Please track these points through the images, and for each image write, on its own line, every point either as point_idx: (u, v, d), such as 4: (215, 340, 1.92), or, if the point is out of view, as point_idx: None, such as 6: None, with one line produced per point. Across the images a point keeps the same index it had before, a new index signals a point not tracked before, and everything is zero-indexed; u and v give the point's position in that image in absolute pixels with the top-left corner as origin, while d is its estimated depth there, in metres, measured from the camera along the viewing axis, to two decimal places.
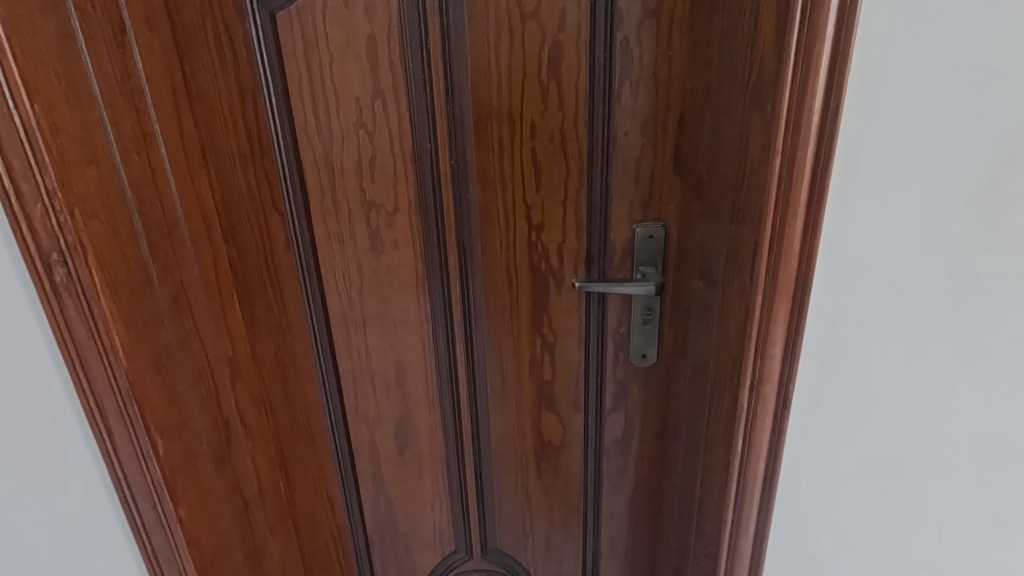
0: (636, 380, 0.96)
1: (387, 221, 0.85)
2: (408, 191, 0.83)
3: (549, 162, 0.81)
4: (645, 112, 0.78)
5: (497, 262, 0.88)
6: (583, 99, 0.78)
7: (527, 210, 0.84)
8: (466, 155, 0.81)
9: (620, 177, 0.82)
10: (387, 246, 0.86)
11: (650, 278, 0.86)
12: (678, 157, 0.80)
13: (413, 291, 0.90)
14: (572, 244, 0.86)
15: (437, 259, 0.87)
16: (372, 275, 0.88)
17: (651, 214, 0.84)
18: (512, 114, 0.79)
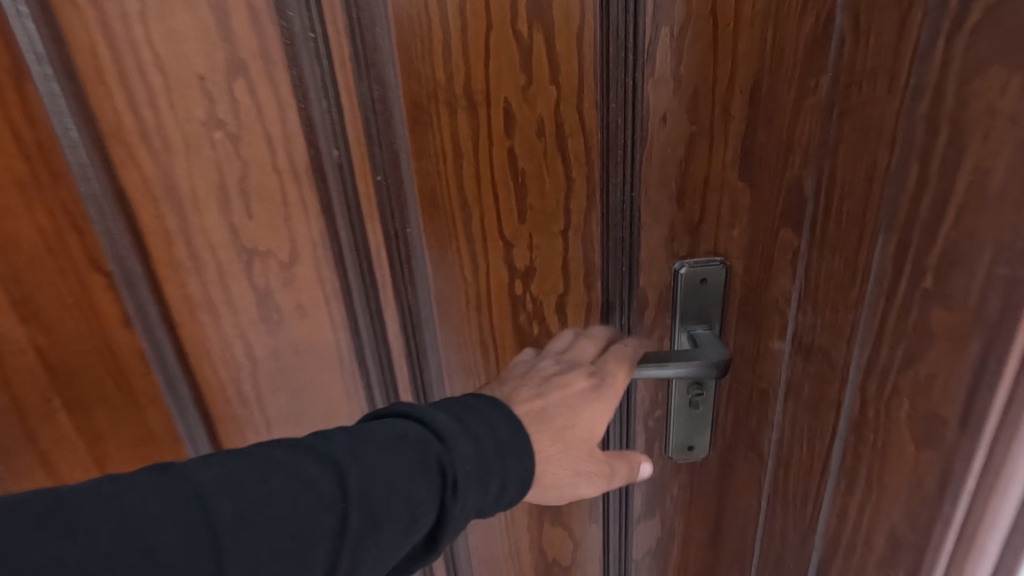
0: (679, 480, 0.65)
1: (283, 276, 0.53)
2: (312, 228, 0.51)
3: (536, 171, 0.50)
4: (694, 81, 0.47)
5: (463, 327, 0.56)
6: (591, 63, 0.46)
7: (507, 249, 0.53)
8: (399, 165, 0.49)
9: (654, 190, 0.50)
10: (288, 314, 0.55)
11: (711, 351, 0.52)
12: (748, 154, 0.49)
13: (338, 376, 0.58)
14: (579, 296, 0.55)
15: (371, 328, 0.56)
16: (270, 358, 0.57)
17: (702, 246, 0.53)
18: (471, 94, 0.47)
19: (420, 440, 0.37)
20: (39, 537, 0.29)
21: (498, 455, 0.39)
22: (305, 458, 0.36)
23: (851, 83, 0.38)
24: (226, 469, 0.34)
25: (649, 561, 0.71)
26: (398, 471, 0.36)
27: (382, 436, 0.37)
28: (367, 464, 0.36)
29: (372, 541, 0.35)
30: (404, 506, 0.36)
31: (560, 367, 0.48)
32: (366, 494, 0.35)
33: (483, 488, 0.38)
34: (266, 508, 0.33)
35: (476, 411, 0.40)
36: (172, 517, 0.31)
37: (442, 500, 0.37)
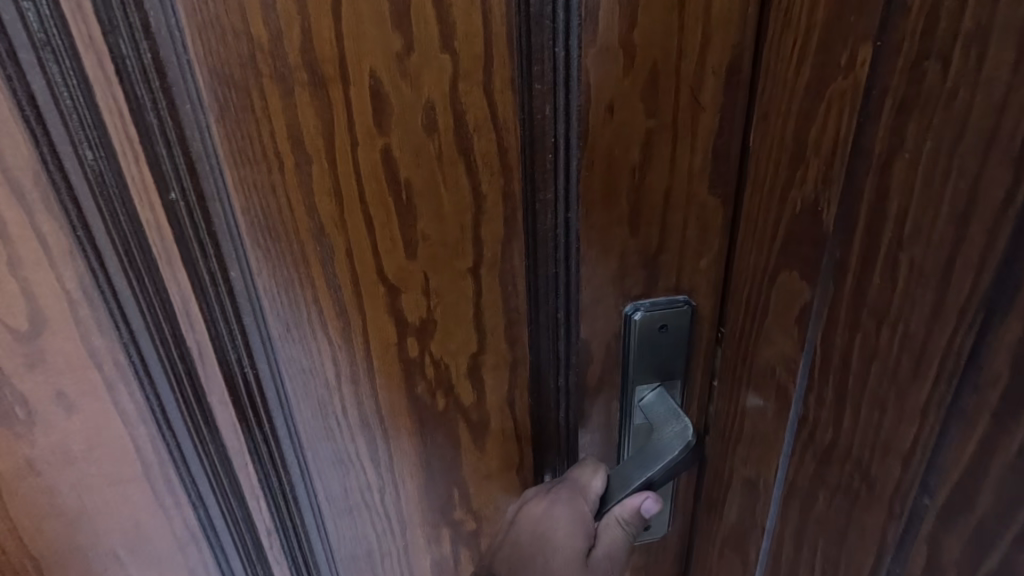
0: (635, 565, 0.51)
1: (23, 353, 0.33)
2: (66, 277, 0.31)
3: (428, 182, 0.33)
4: (652, 56, 0.32)
5: (335, 406, 0.39)
6: (504, 21, 0.30)
7: (393, 296, 0.36)
8: (205, 176, 0.31)
9: (595, 210, 0.36)
10: (44, 408, 0.35)
11: (673, 430, 0.41)
12: (718, 162, 0.36)
13: (147, 488, 0.39)
14: (500, 354, 0.40)
15: (192, 419, 0.37)
16: (26, 475, 0.36)
17: (662, 284, 0.39)
18: (314, 62, 0.29)
19: None
20: None
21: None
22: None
23: (925, 33, 0.23)
24: None
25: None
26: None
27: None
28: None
29: None
30: None
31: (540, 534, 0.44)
32: None
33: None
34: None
35: None
36: None
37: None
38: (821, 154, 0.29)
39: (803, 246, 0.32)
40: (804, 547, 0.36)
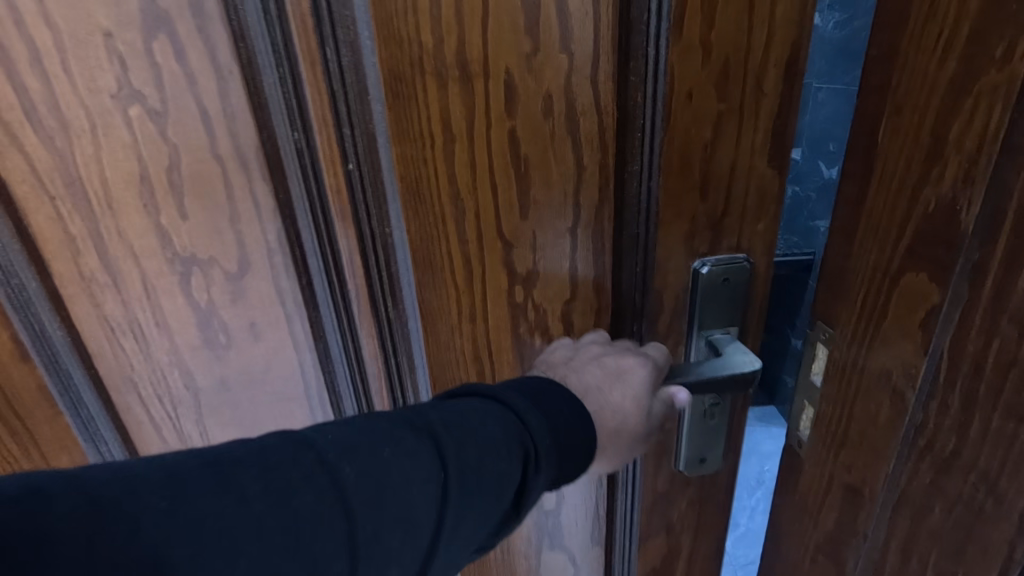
0: (688, 496, 0.59)
1: (228, 289, 0.42)
2: (267, 229, 0.41)
3: (542, 156, 0.41)
4: (727, 51, 0.40)
5: (454, 342, 0.48)
6: (610, 27, 0.38)
7: (505, 249, 0.45)
8: (375, 152, 0.39)
9: (675, 179, 0.43)
10: (237, 335, 0.44)
11: (739, 358, 0.47)
12: (777, 139, 0.43)
13: (304, 405, 0.49)
14: (588, 301, 0.48)
15: (343, 348, 0.47)
16: (216, 391, 0.46)
17: (726, 243, 0.47)
18: (464, 62, 0.38)
19: (503, 422, 0.37)
20: (198, 517, 0.28)
21: (581, 431, 0.40)
22: (390, 425, 0.34)
23: None
24: (343, 432, 0.34)
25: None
26: (490, 455, 0.35)
27: (483, 441, 0.35)
28: (456, 456, 0.34)
29: (468, 514, 0.35)
30: (493, 493, 0.35)
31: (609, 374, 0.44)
32: (462, 465, 0.34)
33: (563, 469, 0.39)
34: (360, 508, 0.31)
35: (550, 394, 0.40)
36: (309, 502, 0.30)
37: (535, 488, 0.38)
38: (962, 154, 0.32)
39: (935, 244, 0.34)
40: (932, 521, 0.38)
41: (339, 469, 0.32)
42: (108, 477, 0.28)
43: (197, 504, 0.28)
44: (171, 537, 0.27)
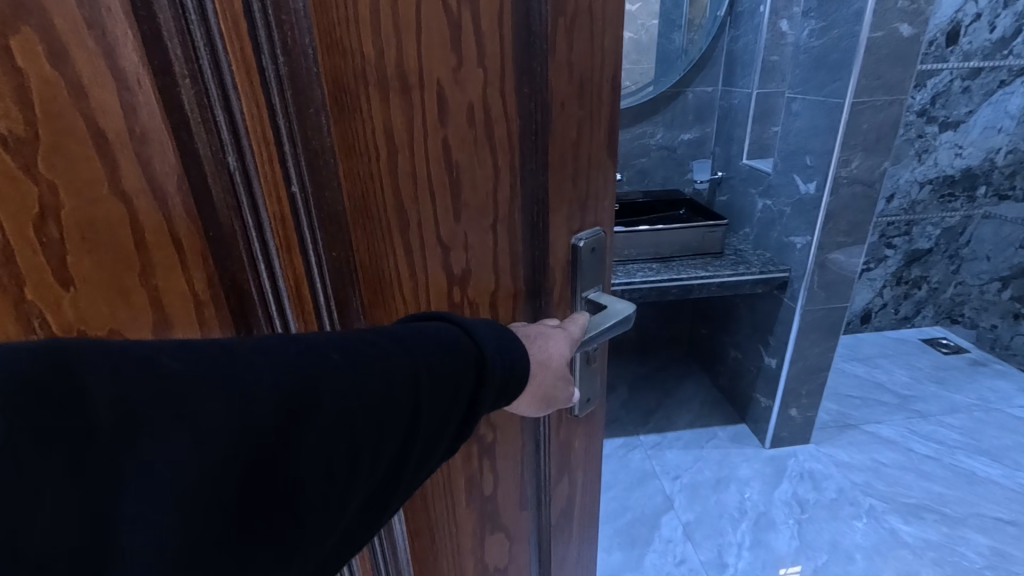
0: (579, 436, 0.69)
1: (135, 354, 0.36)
2: (196, 278, 0.37)
3: (468, 162, 0.44)
4: (582, 71, 0.48)
5: None
6: (511, 42, 0.43)
7: (444, 255, 0.47)
8: (316, 173, 0.39)
9: (556, 172, 0.50)
10: None
11: (616, 309, 0.57)
12: (613, 137, 0.54)
13: None
14: (509, 291, 0.52)
15: None
16: None
17: (589, 218, 0.56)
18: (403, 74, 0.39)
19: (452, 333, 0.45)
20: (199, 380, 0.33)
21: (518, 364, 0.47)
22: (385, 342, 0.42)
23: None
24: (335, 340, 0.40)
25: (559, 525, 0.72)
26: (444, 357, 0.43)
27: (447, 354, 0.44)
28: (430, 375, 0.42)
29: (431, 407, 0.42)
30: (450, 390, 0.43)
31: (533, 328, 0.52)
32: (426, 360, 0.42)
33: (506, 386, 0.47)
34: (350, 397, 0.38)
35: (487, 325, 0.48)
36: (299, 370, 0.37)
37: (482, 400, 0.45)
38: None
39: None
40: None
41: (331, 357, 0.38)
42: (149, 364, 0.32)
43: (207, 382, 0.33)
44: (189, 393, 0.32)
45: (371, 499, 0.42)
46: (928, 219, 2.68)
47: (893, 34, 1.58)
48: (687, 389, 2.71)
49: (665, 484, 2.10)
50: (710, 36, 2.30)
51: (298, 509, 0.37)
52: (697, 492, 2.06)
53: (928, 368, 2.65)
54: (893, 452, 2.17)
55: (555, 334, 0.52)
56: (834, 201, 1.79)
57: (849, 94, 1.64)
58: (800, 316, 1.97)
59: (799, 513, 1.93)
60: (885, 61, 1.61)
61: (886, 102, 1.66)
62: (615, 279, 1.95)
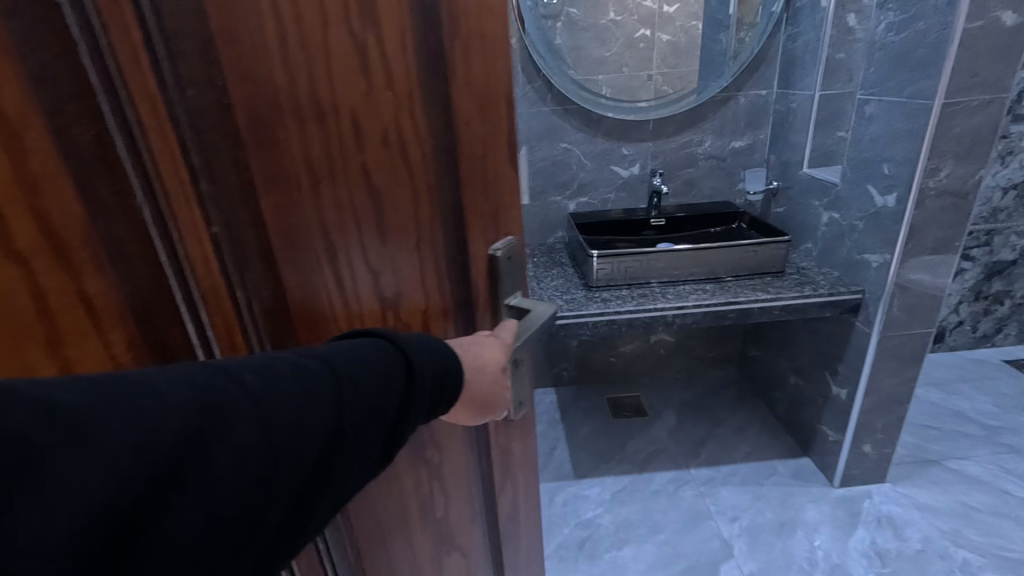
0: (518, 444, 0.74)
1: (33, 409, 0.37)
2: (111, 336, 0.40)
3: (394, 187, 0.51)
4: (480, 90, 0.54)
5: None
6: (416, 78, 0.48)
7: (376, 281, 0.53)
8: (233, 210, 0.44)
9: (469, 188, 0.57)
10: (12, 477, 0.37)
11: (541, 312, 0.67)
12: (513, 154, 0.61)
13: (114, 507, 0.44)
14: (439, 307, 0.60)
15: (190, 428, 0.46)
16: None
17: (502, 231, 0.63)
18: (316, 113, 0.44)
19: (375, 347, 0.49)
20: (99, 409, 0.34)
21: (448, 363, 0.53)
22: (305, 360, 0.45)
23: None
24: (249, 362, 0.42)
25: (507, 530, 0.78)
26: (365, 367, 0.47)
27: (371, 363, 0.47)
28: (352, 388, 0.45)
29: (357, 412, 0.45)
30: (377, 395, 0.47)
31: (469, 338, 0.60)
32: (344, 371, 0.45)
33: (438, 384, 0.52)
34: (268, 408, 0.40)
35: (413, 339, 0.52)
36: (207, 388, 0.38)
37: (411, 401, 0.50)
38: None
39: None
40: None
41: (242, 376, 0.41)
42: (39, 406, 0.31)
43: (104, 409, 0.34)
44: (92, 420, 0.33)
45: (298, 512, 0.43)
46: (1013, 228, 2.44)
47: (994, 23, 1.43)
48: (741, 416, 2.59)
49: (722, 527, 1.98)
50: (764, 36, 2.18)
51: (223, 529, 0.38)
52: (758, 537, 1.93)
53: (1015, 395, 2.42)
54: (985, 495, 1.98)
55: (491, 342, 0.60)
56: (920, 215, 1.64)
57: (940, 94, 1.49)
58: (877, 343, 1.81)
59: (880, 567, 1.77)
60: (982, 56, 1.46)
61: (984, 102, 1.51)
62: (667, 305, 1.87)
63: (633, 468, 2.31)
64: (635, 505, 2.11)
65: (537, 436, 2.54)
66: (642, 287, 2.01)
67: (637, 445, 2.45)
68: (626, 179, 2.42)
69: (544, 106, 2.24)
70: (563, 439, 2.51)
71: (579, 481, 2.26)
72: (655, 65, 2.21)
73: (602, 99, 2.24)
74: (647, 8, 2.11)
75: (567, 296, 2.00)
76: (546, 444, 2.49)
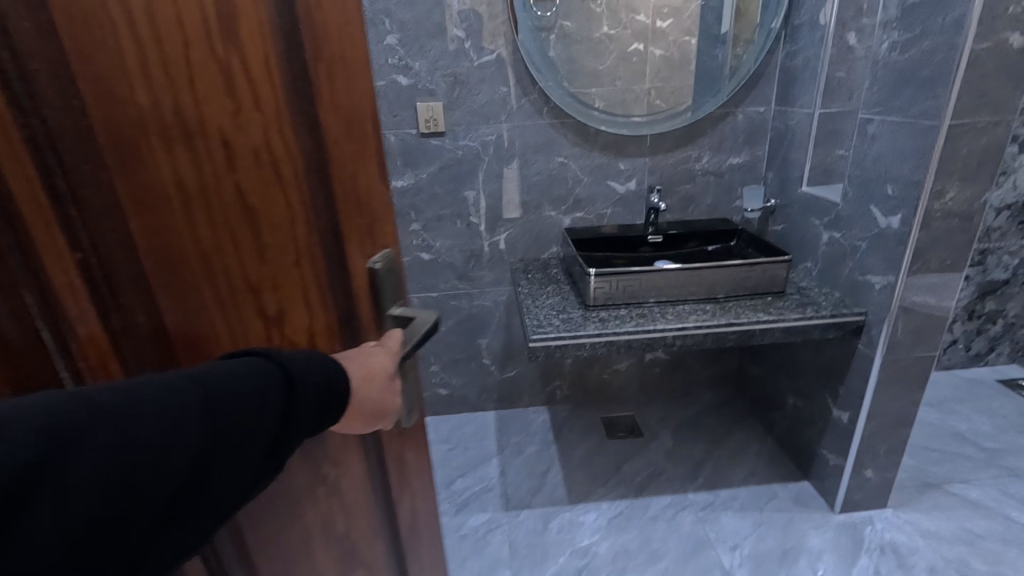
0: (411, 449, 0.88)
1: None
2: None
3: (265, 205, 0.57)
4: (348, 110, 0.60)
5: None
6: (282, 105, 0.55)
7: (255, 296, 0.60)
8: (102, 231, 0.50)
9: (343, 204, 0.63)
10: None
11: (423, 319, 0.72)
12: (384, 167, 0.67)
13: None
14: (323, 320, 0.66)
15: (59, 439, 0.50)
16: None
17: (379, 244, 0.70)
18: (184, 146, 0.52)
19: (255, 366, 0.52)
20: None
21: (330, 375, 0.58)
22: (178, 377, 0.47)
23: None
24: (120, 388, 0.44)
25: (405, 525, 0.91)
26: (244, 382, 0.50)
27: (252, 378, 0.51)
28: (225, 399, 0.48)
29: (237, 425, 0.48)
30: (259, 407, 0.50)
31: (354, 352, 0.65)
32: (223, 388, 0.48)
33: (324, 394, 0.57)
34: (138, 426, 0.43)
35: (297, 356, 0.56)
36: (72, 410, 0.40)
37: (296, 410, 0.54)
38: None
39: None
40: None
41: (112, 401, 0.43)
42: None
43: None
44: None
45: (163, 523, 0.45)
46: (1005, 248, 2.51)
47: (1001, 45, 1.37)
48: (738, 437, 2.50)
49: (723, 556, 1.88)
50: (762, 53, 2.14)
51: (88, 538, 0.41)
52: (761, 566, 1.84)
53: (1012, 416, 2.43)
54: (988, 521, 1.91)
55: (375, 351, 0.66)
56: (925, 236, 1.56)
57: (947, 114, 1.42)
58: (881, 366, 1.73)
59: None
60: (990, 76, 1.40)
61: (991, 123, 1.45)
62: (667, 326, 1.79)
63: (630, 492, 2.21)
64: (633, 533, 2.01)
65: (531, 457, 2.44)
66: (640, 307, 1.93)
67: (633, 467, 2.36)
68: (623, 195, 2.35)
69: (540, 119, 2.17)
70: (557, 461, 2.41)
71: (575, 505, 2.16)
72: (650, 80, 2.16)
73: (595, 112, 2.19)
74: (641, 23, 2.07)
75: (564, 315, 1.91)
76: (540, 466, 2.39)
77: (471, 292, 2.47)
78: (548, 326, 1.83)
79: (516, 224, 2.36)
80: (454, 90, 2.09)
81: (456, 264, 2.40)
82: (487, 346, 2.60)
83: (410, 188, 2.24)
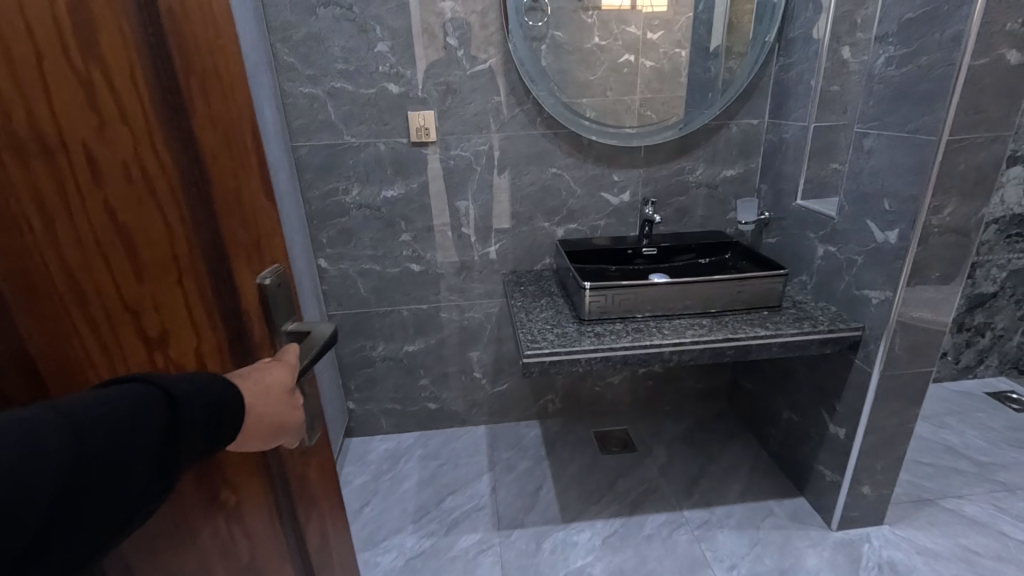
0: (309, 459, 0.83)
1: None
2: None
3: (139, 221, 0.52)
4: (222, 122, 0.59)
5: None
6: (156, 115, 0.51)
7: (134, 318, 0.53)
8: None
9: (225, 217, 0.60)
10: None
11: (320, 331, 0.72)
12: (264, 181, 0.67)
13: None
14: (212, 343, 0.60)
15: None
16: None
17: (267, 261, 0.69)
18: (41, 158, 0.45)
19: (133, 389, 0.48)
20: None
21: (222, 394, 0.53)
22: (36, 408, 0.42)
23: None
24: None
25: (312, 543, 0.84)
26: (119, 407, 0.45)
27: (130, 402, 0.46)
28: (93, 427, 0.43)
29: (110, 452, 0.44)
30: (137, 433, 0.46)
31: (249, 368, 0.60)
32: (93, 415, 0.44)
33: (215, 416, 0.52)
34: None
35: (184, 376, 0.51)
36: None
37: (184, 434, 0.49)
38: None
39: None
40: None
41: None
42: None
43: None
44: None
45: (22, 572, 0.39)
46: (993, 261, 2.48)
47: (998, 61, 1.33)
48: (732, 452, 2.43)
49: None
50: (756, 66, 2.07)
51: None
52: None
53: (1003, 430, 2.39)
54: (985, 538, 1.85)
55: (272, 365, 0.62)
56: (925, 250, 1.51)
57: (945, 131, 1.38)
58: (878, 382, 1.67)
59: None
60: (988, 92, 1.36)
61: (988, 139, 1.40)
62: (664, 342, 1.72)
63: (624, 510, 2.12)
64: (628, 552, 1.92)
65: (522, 473, 2.35)
66: (634, 323, 1.85)
67: (626, 483, 2.27)
68: (616, 207, 2.29)
69: (532, 129, 2.11)
70: (549, 478, 2.31)
71: (568, 525, 2.06)
72: (639, 90, 2.11)
73: (584, 121, 2.10)
74: (631, 34, 2.03)
75: (558, 330, 1.83)
76: (531, 483, 2.30)
77: (461, 303, 2.38)
78: (542, 342, 1.74)
79: (507, 235, 2.28)
80: (446, 99, 2.02)
81: (447, 275, 2.31)
82: (478, 359, 2.51)
83: (400, 199, 2.16)
